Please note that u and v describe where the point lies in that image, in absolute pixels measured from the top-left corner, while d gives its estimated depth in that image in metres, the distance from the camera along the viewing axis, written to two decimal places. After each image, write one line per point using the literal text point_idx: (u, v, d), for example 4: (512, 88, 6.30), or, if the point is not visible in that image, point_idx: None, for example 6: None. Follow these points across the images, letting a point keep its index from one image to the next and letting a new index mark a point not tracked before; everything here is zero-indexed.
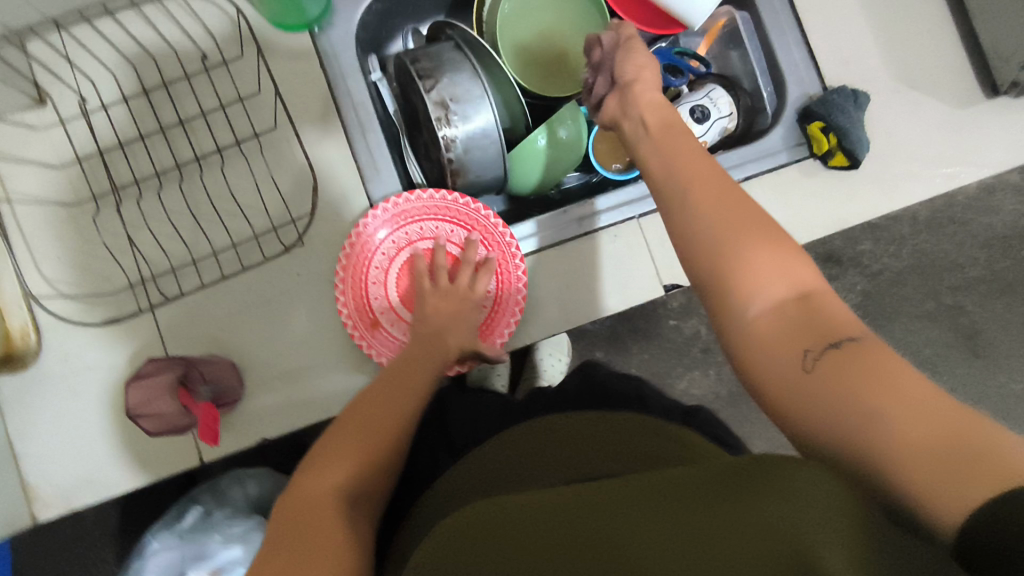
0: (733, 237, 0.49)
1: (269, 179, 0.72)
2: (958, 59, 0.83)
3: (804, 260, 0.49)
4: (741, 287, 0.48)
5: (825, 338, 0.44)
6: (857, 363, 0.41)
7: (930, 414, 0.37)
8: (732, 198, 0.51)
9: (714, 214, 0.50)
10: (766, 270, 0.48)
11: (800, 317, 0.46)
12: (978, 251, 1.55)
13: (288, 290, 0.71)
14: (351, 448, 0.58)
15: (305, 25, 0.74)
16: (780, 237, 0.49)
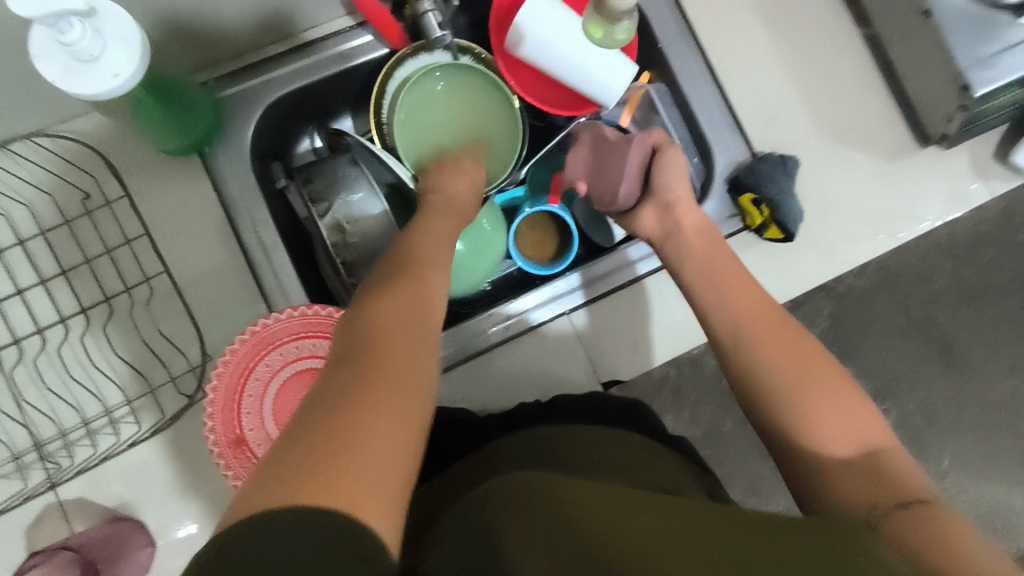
0: (815, 374, 0.57)
1: (160, 326, 0.67)
2: (887, 108, 0.80)
3: (877, 424, 0.55)
4: (813, 428, 0.55)
5: (894, 498, 0.49)
6: (919, 518, 0.47)
7: (985, 567, 0.42)
8: (804, 363, 0.58)
9: (784, 367, 0.58)
10: (834, 427, 0.54)
11: (867, 471, 0.52)
12: (944, 260, 1.41)
13: (196, 439, 0.66)
14: (393, 343, 0.47)
15: (193, 149, 0.69)
16: (857, 397, 0.56)
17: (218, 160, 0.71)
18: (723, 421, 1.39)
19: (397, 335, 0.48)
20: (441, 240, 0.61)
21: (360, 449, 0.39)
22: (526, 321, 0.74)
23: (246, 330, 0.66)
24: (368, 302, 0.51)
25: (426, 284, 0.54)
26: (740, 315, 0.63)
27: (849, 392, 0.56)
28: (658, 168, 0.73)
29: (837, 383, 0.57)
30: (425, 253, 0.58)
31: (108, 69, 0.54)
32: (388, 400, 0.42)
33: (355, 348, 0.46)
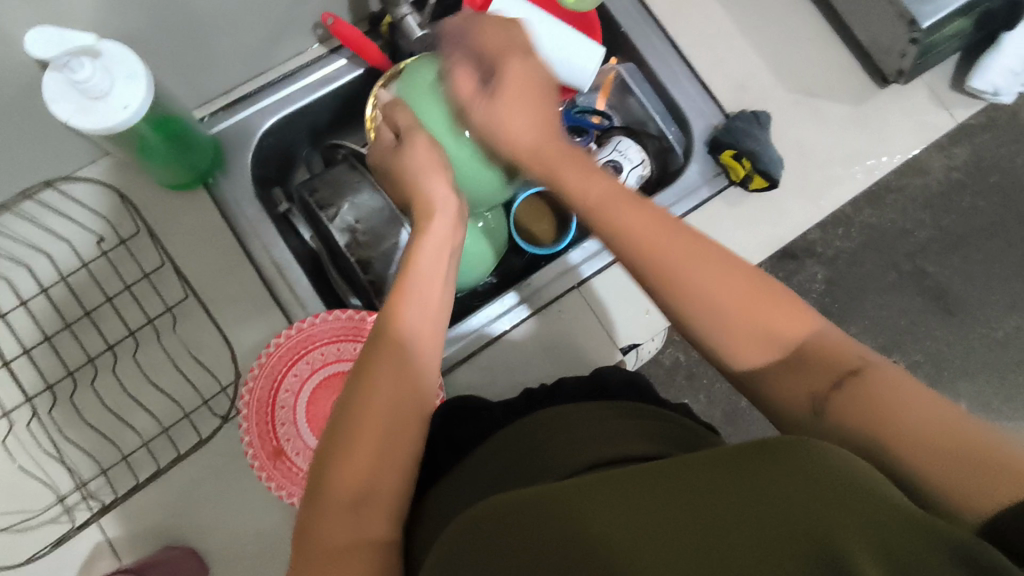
0: (724, 285, 0.51)
1: (186, 353, 0.69)
2: (845, 57, 0.85)
3: (798, 314, 0.50)
4: (731, 347, 0.51)
5: (829, 378, 0.48)
6: (864, 390, 0.45)
7: (924, 412, 0.43)
8: (701, 277, 0.51)
9: (685, 292, 0.51)
10: (749, 339, 0.50)
11: (796, 365, 0.49)
12: (923, 213, 1.45)
13: (234, 458, 0.67)
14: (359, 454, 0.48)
15: (197, 181, 0.72)
16: (774, 293, 0.51)
17: (222, 188, 0.74)
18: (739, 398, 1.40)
19: (370, 459, 0.48)
20: (427, 330, 0.55)
21: None
22: (536, 304, 0.76)
23: (271, 344, 0.67)
24: (344, 428, 0.49)
25: (404, 388, 0.51)
26: (661, 257, 0.51)
27: (763, 295, 0.51)
28: (496, 99, 0.59)
29: (767, 304, 0.50)
30: (397, 351, 0.52)
31: (119, 103, 0.57)
32: (358, 517, 0.46)
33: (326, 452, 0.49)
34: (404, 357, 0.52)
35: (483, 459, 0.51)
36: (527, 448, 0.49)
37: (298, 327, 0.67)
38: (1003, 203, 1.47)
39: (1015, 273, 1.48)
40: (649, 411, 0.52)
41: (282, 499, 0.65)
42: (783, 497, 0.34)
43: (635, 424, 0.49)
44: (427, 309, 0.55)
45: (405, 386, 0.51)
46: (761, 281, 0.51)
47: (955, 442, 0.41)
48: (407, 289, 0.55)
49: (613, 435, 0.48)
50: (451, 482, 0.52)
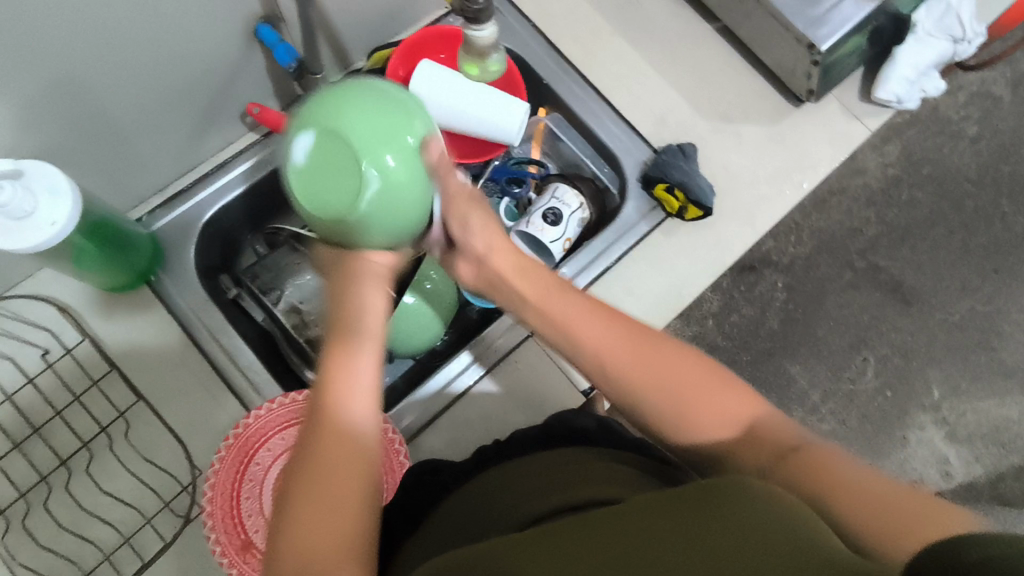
0: (652, 357, 0.53)
1: (143, 457, 0.68)
2: (757, 83, 0.89)
3: (735, 392, 0.53)
4: (683, 420, 0.52)
5: (772, 452, 0.50)
6: (805, 469, 0.48)
7: (865, 484, 0.47)
8: (634, 342, 0.54)
9: (633, 383, 0.53)
10: (704, 409, 0.52)
11: (743, 437, 0.52)
12: (867, 210, 1.51)
13: (202, 559, 0.65)
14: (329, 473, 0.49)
15: (139, 280, 0.72)
16: (716, 368, 0.53)
17: (167, 284, 0.74)
18: None
19: (319, 525, 0.48)
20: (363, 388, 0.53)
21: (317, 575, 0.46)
22: (490, 358, 0.76)
23: (229, 435, 0.66)
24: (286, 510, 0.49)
25: (347, 444, 0.51)
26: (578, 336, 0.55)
27: (711, 380, 0.52)
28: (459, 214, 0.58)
29: (693, 371, 0.53)
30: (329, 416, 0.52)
31: (46, 220, 0.58)
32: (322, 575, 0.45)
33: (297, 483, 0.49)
34: (334, 422, 0.51)
35: (436, 524, 0.51)
36: (479, 507, 0.49)
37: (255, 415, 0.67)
38: (939, 192, 1.53)
39: (961, 256, 1.53)
40: (601, 454, 0.53)
41: None
42: (715, 535, 0.36)
43: (586, 466, 0.49)
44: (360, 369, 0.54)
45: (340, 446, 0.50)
46: (713, 366, 0.54)
47: (890, 506, 0.45)
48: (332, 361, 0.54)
49: (566, 484, 0.47)
50: (409, 549, 0.51)
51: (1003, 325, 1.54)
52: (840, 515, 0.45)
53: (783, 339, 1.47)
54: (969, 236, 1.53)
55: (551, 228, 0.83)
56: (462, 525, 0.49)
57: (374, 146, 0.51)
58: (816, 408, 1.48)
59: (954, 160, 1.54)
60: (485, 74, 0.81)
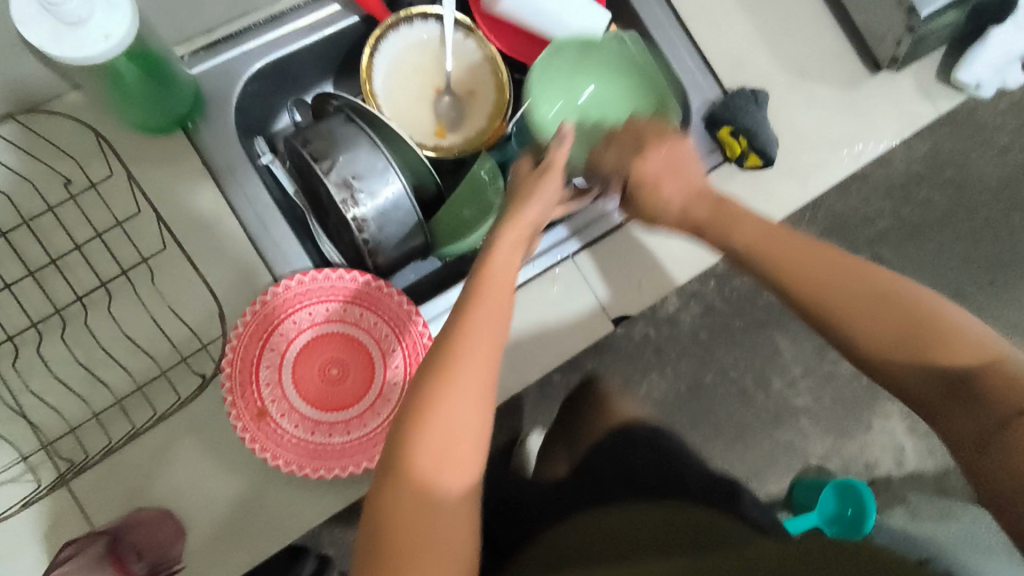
0: (831, 275, 0.57)
1: (164, 309, 0.65)
2: (840, 42, 0.86)
3: (952, 324, 0.54)
4: (858, 351, 0.56)
5: (964, 371, 0.53)
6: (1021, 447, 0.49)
7: None
8: (833, 267, 0.58)
9: (826, 304, 0.57)
10: (891, 355, 0.55)
11: (948, 389, 0.53)
12: (884, 202, 1.52)
13: (215, 422, 0.64)
14: (448, 381, 0.51)
15: (176, 123, 0.68)
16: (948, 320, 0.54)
17: (203, 132, 0.70)
18: (704, 373, 1.50)
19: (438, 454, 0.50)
20: (475, 400, 0.52)
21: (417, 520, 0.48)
22: (553, 257, 0.75)
23: (256, 302, 0.65)
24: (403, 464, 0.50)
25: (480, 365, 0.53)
26: (769, 251, 0.60)
27: (925, 321, 0.54)
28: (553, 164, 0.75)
29: (889, 307, 0.55)
30: (428, 427, 0.50)
31: (98, 32, 0.52)
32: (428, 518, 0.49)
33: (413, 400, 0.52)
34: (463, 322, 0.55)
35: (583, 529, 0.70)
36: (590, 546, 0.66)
37: (287, 284, 0.66)
38: (956, 196, 1.54)
39: (962, 262, 1.55)
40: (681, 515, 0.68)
41: (266, 463, 0.63)
42: None
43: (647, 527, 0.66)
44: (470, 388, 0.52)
45: (462, 440, 0.51)
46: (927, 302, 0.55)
47: None
48: (465, 345, 0.53)
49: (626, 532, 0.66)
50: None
51: None
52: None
53: (777, 313, 1.54)
54: (973, 246, 1.56)
55: None
56: (603, 537, 0.66)
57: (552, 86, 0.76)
58: (794, 382, 1.54)
59: (978, 167, 1.55)
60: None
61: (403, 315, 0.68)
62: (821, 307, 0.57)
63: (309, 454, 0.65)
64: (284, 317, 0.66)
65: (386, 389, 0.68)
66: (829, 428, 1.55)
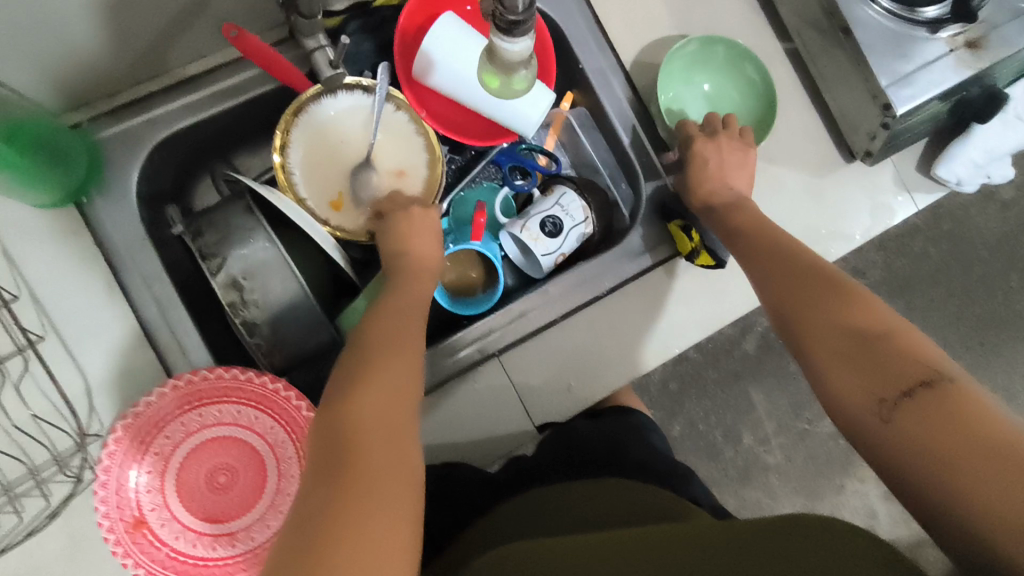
0: (791, 257, 0.60)
1: (31, 414, 0.59)
2: (813, 125, 0.79)
3: (880, 305, 0.52)
4: (800, 341, 0.54)
5: (901, 371, 0.46)
6: (933, 402, 0.44)
7: (1004, 439, 0.40)
8: (793, 248, 0.61)
9: (776, 276, 0.59)
10: (817, 335, 0.53)
11: (856, 353, 0.49)
12: (875, 254, 1.45)
13: (91, 528, 0.60)
14: (397, 333, 0.54)
15: (69, 199, 0.63)
16: (869, 297, 0.53)
17: (100, 205, 0.65)
18: (672, 425, 1.44)
19: (392, 388, 0.49)
20: (406, 355, 0.53)
21: (368, 424, 0.46)
22: (501, 340, 0.70)
23: (128, 414, 0.59)
24: (356, 377, 0.49)
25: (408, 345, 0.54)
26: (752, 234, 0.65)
27: (840, 295, 0.54)
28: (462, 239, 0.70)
29: (827, 292, 0.54)
30: (384, 358, 0.51)
31: None
32: (384, 449, 0.45)
33: (377, 332, 0.54)
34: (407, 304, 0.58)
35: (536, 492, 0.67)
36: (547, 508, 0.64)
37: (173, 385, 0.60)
38: (951, 251, 1.47)
39: (955, 323, 1.47)
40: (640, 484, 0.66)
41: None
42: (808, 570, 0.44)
43: (641, 500, 0.63)
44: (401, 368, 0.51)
45: (397, 380, 0.50)
46: (851, 287, 0.54)
47: (1004, 458, 0.40)
48: (394, 314, 0.56)
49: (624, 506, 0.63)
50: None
51: None
52: (919, 470, 0.43)
53: (754, 365, 1.48)
54: (968, 303, 1.47)
55: (548, 238, 0.73)
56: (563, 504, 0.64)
57: (704, 73, 0.79)
58: (766, 438, 1.48)
59: (977, 222, 1.47)
60: (509, 89, 0.67)
61: (300, 422, 0.62)
62: (772, 272, 0.60)
63: (189, 568, 0.60)
64: (169, 418, 0.61)
65: (279, 498, 0.64)
66: (801, 489, 1.49)
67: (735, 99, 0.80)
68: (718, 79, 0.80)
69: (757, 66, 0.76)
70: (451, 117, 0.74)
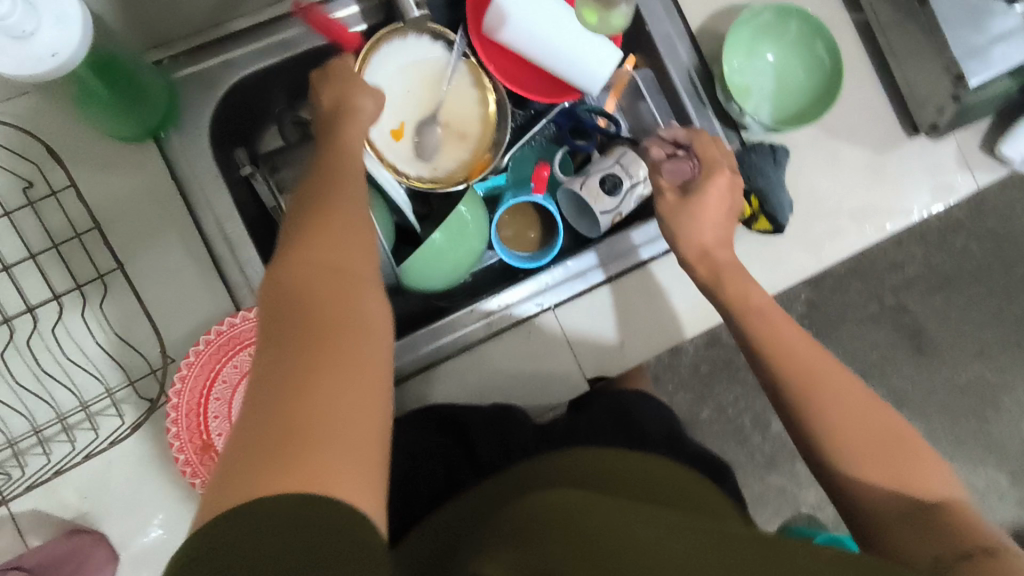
0: (826, 377, 0.59)
1: (115, 334, 0.63)
2: (877, 98, 0.78)
3: (938, 471, 0.55)
4: (849, 472, 0.55)
5: (959, 549, 0.48)
6: (989, 565, 0.46)
7: None
8: (824, 371, 0.59)
9: (826, 411, 0.57)
10: (869, 467, 0.55)
11: (913, 515, 0.52)
12: (915, 247, 1.42)
13: (160, 452, 0.62)
14: (343, 205, 0.51)
15: (146, 134, 0.64)
16: (921, 449, 0.56)
17: (174, 141, 0.66)
18: (700, 408, 1.44)
19: (341, 263, 0.47)
20: (363, 238, 0.50)
21: (317, 298, 0.44)
22: (558, 296, 0.72)
23: (212, 330, 0.62)
24: (298, 254, 0.47)
25: (358, 216, 0.51)
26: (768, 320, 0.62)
27: (890, 441, 0.56)
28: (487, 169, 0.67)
29: (891, 442, 0.56)
30: (335, 237, 0.48)
31: (46, 48, 0.48)
32: (334, 321, 0.43)
33: (318, 206, 0.51)
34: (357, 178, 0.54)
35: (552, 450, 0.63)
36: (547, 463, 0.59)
37: (244, 317, 0.63)
38: (994, 248, 1.44)
39: (993, 321, 1.44)
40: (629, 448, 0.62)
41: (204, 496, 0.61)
42: None
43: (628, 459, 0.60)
44: (352, 232, 0.49)
45: (348, 253, 0.48)
46: (910, 440, 0.57)
47: None
48: (344, 186, 0.53)
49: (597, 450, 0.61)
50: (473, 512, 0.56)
51: (1004, 399, 1.46)
52: None
53: None
54: (1007, 302, 1.44)
55: (608, 197, 0.74)
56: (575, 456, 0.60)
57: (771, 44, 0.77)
58: None
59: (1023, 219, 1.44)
60: (606, 26, 0.69)
61: None
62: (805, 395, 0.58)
63: None
64: (239, 349, 0.63)
65: None
66: None
67: (797, 81, 0.77)
68: (783, 57, 0.77)
69: (830, 44, 0.74)
70: (513, 73, 0.74)
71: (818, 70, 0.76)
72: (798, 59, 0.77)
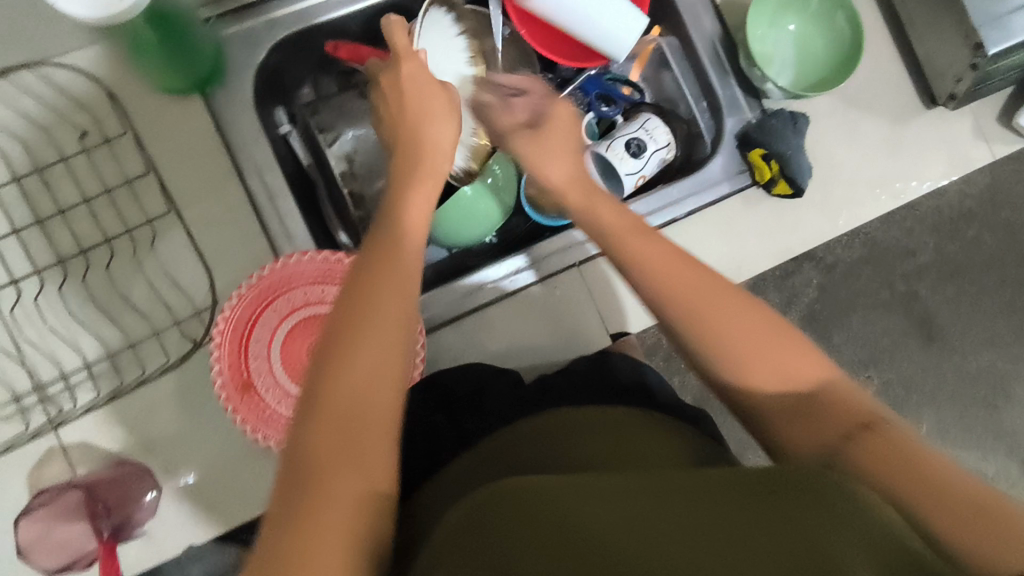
0: (712, 295, 0.51)
1: (163, 277, 0.66)
2: (894, 71, 0.81)
3: (799, 355, 0.49)
4: (735, 364, 0.49)
5: (840, 433, 0.46)
6: (869, 452, 0.43)
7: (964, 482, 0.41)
8: (700, 285, 0.51)
9: (713, 326, 0.50)
10: (761, 367, 0.49)
11: (793, 408, 0.48)
12: (928, 235, 1.43)
13: (202, 389, 0.65)
14: (393, 253, 0.50)
15: (193, 88, 0.67)
16: (790, 333, 0.50)
17: (218, 95, 0.69)
18: None
19: (381, 319, 0.46)
20: (403, 282, 0.48)
21: (344, 363, 0.44)
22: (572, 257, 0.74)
23: (254, 275, 0.65)
24: (343, 309, 0.47)
25: (405, 269, 0.49)
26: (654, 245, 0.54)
27: (771, 336, 0.50)
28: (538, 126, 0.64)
29: (777, 339, 0.50)
30: (374, 285, 0.48)
31: None
32: (351, 390, 0.43)
33: (368, 257, 0.50)
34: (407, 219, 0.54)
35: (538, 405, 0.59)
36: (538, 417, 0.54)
37: (281, 263, 0.65)
38: (1007, 238, 1.45)
39: (1005, 311, 1.45)
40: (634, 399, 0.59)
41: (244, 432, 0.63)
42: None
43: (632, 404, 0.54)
44: (402, 279, 0.48)
45: (387, 307, 0.47)
46: (780, 328, 0.51)
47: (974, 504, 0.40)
48: (403, 229, 0.53)
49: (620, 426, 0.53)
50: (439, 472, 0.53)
51: (1014, 388, 1.47)
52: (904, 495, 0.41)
53: None
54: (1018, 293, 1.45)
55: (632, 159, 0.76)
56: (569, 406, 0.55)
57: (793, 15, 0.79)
58: None
59: None
60: None
61: None
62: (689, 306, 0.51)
63: None
64: (275, 293, 0.66)
65: None
66: None
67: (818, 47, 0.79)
68: (804, 27, 0.80)
69: (851, 14, 0.77)
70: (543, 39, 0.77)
71: (838, 38, 0.78)
72: (819, 30, 0.79)
